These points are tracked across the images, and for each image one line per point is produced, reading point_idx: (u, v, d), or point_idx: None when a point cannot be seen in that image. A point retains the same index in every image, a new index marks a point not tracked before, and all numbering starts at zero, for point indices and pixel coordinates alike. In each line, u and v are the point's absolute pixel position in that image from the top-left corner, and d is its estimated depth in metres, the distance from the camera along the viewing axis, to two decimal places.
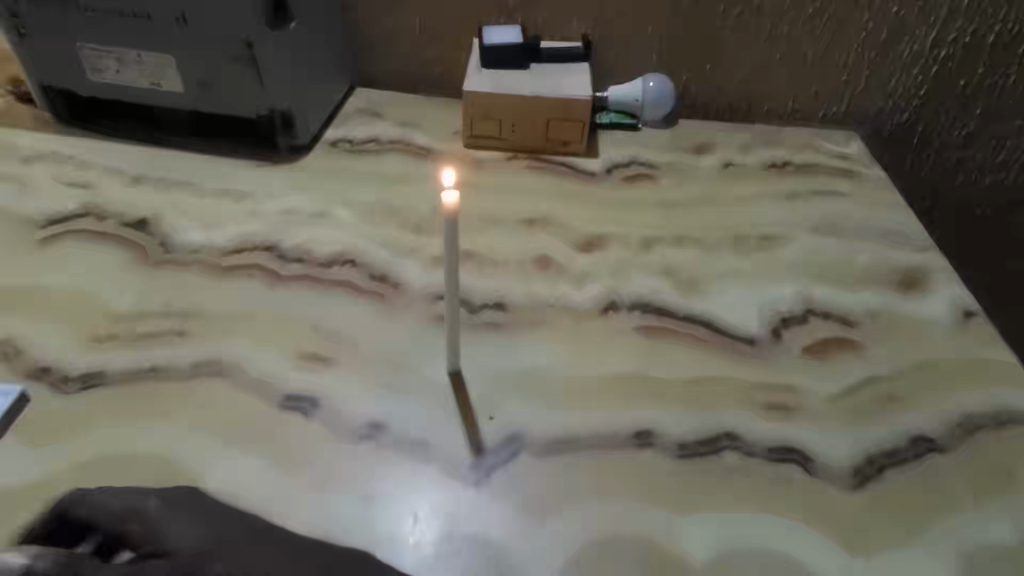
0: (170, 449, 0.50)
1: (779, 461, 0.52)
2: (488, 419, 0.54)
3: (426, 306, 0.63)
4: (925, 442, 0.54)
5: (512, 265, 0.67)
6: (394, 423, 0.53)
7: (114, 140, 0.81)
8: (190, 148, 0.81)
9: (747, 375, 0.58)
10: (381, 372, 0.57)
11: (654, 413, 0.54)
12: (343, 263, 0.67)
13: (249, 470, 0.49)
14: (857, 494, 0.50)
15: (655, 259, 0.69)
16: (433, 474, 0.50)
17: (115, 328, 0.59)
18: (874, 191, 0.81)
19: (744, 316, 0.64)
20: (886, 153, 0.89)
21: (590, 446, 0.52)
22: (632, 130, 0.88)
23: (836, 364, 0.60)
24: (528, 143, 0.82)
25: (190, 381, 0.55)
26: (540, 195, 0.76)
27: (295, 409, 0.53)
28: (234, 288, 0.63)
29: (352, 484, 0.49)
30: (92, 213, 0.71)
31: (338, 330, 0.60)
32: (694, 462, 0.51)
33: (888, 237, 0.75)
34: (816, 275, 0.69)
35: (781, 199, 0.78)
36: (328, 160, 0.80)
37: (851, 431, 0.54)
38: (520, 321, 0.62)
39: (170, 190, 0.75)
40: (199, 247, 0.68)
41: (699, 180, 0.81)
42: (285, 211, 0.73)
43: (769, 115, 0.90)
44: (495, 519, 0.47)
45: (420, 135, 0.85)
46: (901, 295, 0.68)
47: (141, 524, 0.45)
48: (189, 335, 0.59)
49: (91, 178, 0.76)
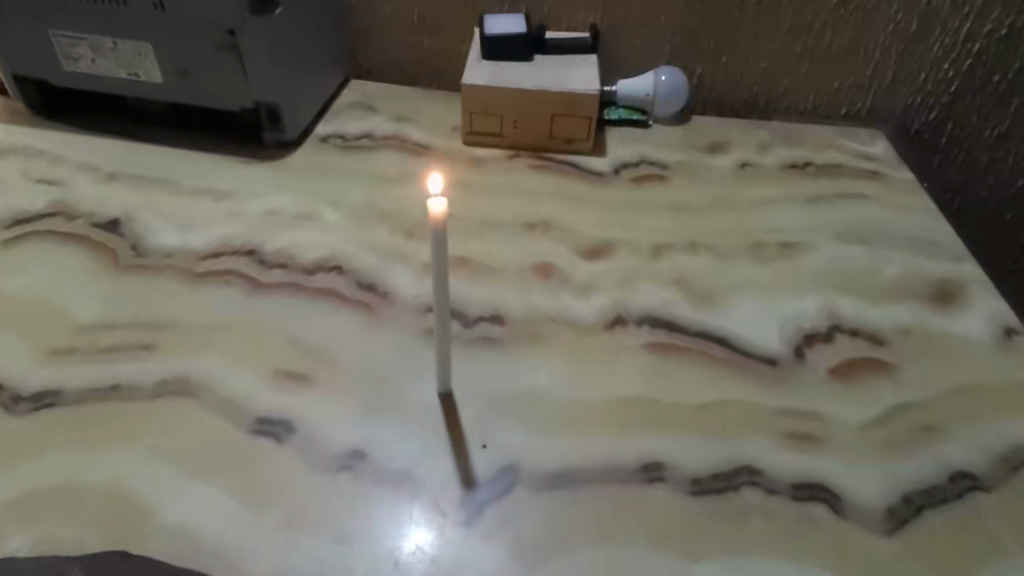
0: (126, 478, 0.45)
1: (803, 500, 0.46)
2: (480, 448, 0.48)
3: (416, 318, 0.57)
4: (967, 479, 0.48)
5: (510, 273, 0.62)
6: (374, 450, 0.48)
7: (91, 133, 0.76)
8: (170, 143, 0.76)
9: (767, 399, 0.52)
10: (364, 392, 0.51)
11: (665, 443, 0.49)
12: (327, 269, 0.61)
13: (215, 501, 0.45)
14: (891, 539, 0.45)
15: (666, 268, 0.64)
16: (415, 511, 0.45)
17: (76, 341, 0.54)
18: (904, 195, 0.75)
19: (763, 332, 0.58)
20: (912, 151, 0.81)
21: (593, 479, 0.47)
22: (642, 127, 0.82)
23: (864, 388, 0.54)
24: (530, 141, 0.77)
25: (154, 399, 0.50)
26: (542, 197, 0.71)
27: (267, 434, 0.48)
28: (209, 296, 0.58)
29: (326, 522, 0.44)
30: (60, 213, 0.66)
31: (318, 344, 0.55)
32: (709, 500, 0.46)
33: (919, 246, 0.69)
34: (842, 287, 0.63)
35: (802, 203, 0.73)
36: (317, 157, 0.75)
37: (884, 465, 0.49)
38: (518, 335, 0.56)
39: (147, 188, 0.70)
40: (174, 251, 0.63)
41: (713, 181, 0.75)
42: (268, 212, 0.68)
43: (790, 112, 0.84)
44: (484, 564, 0.42)
45: (415, 131, 0.80)
46: (934, 309, 0.62)
47: None
48: (156, 349, 0.54)
49: (63, 175, 0.71)
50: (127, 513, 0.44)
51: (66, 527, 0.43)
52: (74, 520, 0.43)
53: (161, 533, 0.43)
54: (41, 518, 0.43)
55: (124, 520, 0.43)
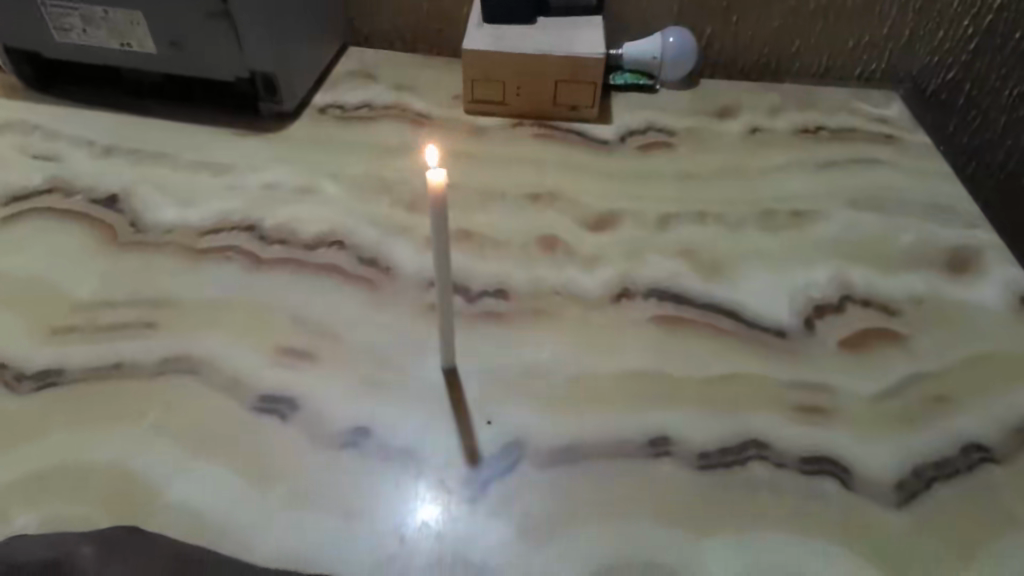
0: (130, 458, 0.45)
1: (812, 474, 0.46)
2: (485, 424, 0.48)
3: (418, 293, 0.57)
4: (979, 451, 0.47)
5: (514, 246, 0.61)
6: (378, 427, 0.48)
7: (85, 107, 0.75)
8: (166, 116, 0.74)
9: (776, 372, 0.52)
10: (367, 369, 0.51)
11: (674, 417, 0.49)
12: (328, 244, 0.60)
13: (219, 479, 0.45)
14: (901, 513, 0.44)
15: (674, 239, 0.62)
16: (420, 488, 0.45)
17: (76, 319, 0.54)
18: (919, 159, 0.73)
19: (772, 304, 0.57)
20: (927, 112, 0.78)
21: (597, 455, 0.46)
22: (648, 92, 0.80)
23: (875, 359, 0.53)
24: (533, 109, 0.75)
25: (156, 377, 0.50)
26: (547, 167, 0.69)
27: (271, 411, 0.48)
28: (209, 273, 0.58)
29: (332, 500, 0.44)
30: (58, 189, 0.65)
31: (320, 320, 0.54)
32: (717, 474, 0.46)
33: (934, 212, 0.67)
34: (853, 256, 0.62)
35: (814, 169, 0.71)
36: (316, 128, 0.74)
37: (895, 438, 0.48)
38: (522, 310, 0.56)
39: (144, 163, 0.69)
40: (173, 226, 0.62)
41: (722, 148, 0.73)
42: (267, 186, 0.66)
43: (802, 74, 0.82)
44: (490, 540, 0.42)
45: (415, 100, 0.78)
46: (948, 277, 0.60)
47: None
48: (158, 327, 0.53)
49: (59, 150, 0.70)
50: (133, 492, 0.44)
51: (73, 507, 0.43)
52: (81, 499, 0.43)
53: (167, 512, 0.43)
54: (48, 498, 0.43)
55: (131, 499, 0.43)
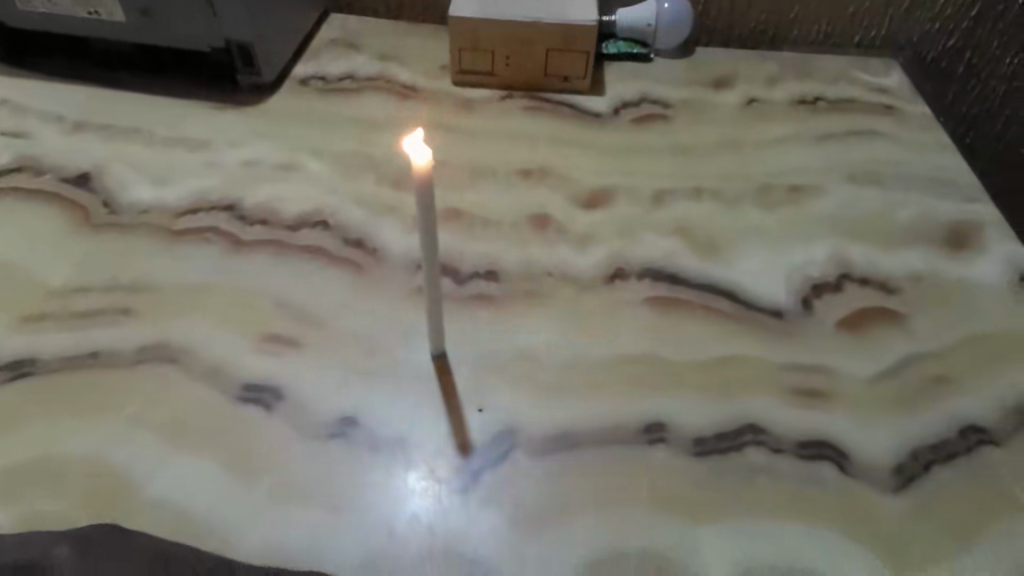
0: (107, 453, 0.44)
1: (810, 459, 0.45)
2: (477, 411, 0.47)
3: (406, 277, 0.55)
4: (977, 433, 0.47)
5: (505, 226, 0.59)
6: (366, 416, 0.46)
7: (54, 79, 0.71)
8: (140, 89, 0.71)
9: (773, 354, 0.51)
10: (356, 355, 0.49)
11: (669, 402, 0.47)
12: (312, 224, 0.58)
13: (203, 472, 0.43)
14: (899, 498, 0.44)
15: (669, 216, 0.60)
16: (410, 478, 0.43)
17: (49, 306, 0.52)
18: (921, 131, 0.71)
19: (769, 283, 0.56)
20: (926, 82, 0.75)
21: (592, 442, 0.45)
22: (642, 61, 0.77)
23: (873, 339, 0.52)
24: (524, 80, 0.72)
25: (135, 366, 0.48)
26: (537, 141, 0.67)
27: (254, 401, 0.47)
28: (187, 256, 0.56)
29: (319, 492, 0.43)
30: (27, 167, 0.62)
31: (305, 305, 0.52)
32: (714, 461, 0.45)
33: (934, 186, 0.65)
34: (852, 233, 0.60)
35: (813, 141, 0.69)
36: (296, 101, 0.70)
37: (893, 421, 0.47)
38: (513, 293, 0.54)
39: (116, 139, 0.66)
40: (149, 207, 0.59)
41: (718, 120, 0.71)
42: (246, 163, 0.64)
43: (800, 42, 0.79)
44: (482, 530, 0.41)
45: (400, 70, 0.75)
46: (948, 254, 0.59)
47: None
48: (135, 313, 0.51)
49: (27, 126, 0.66)
50: (113, 487, 0.42)
51: (49, 504, 0.41)
52: (58, 496, 0.42)
53: (149, 509, 0.42)
54: (25, 494, 0.42)
55: (110, 496, 0.42)
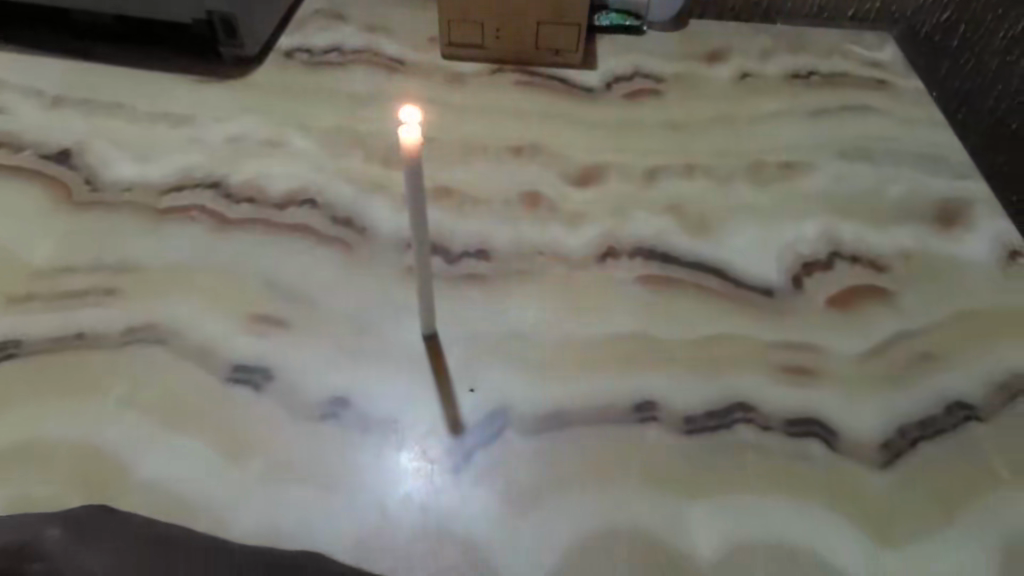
0: (95, 435, 0.43)
1: (798, 437, 0.45)
2: (468, 391, 0.47)
3: (396, 255, 0.54)
4: (963, 409, 0.47)
5: (496, 204, 0.58)
6: (358, 397, 0.46)
7: (31, 50, 0.69)
8: (119, 62, 0.69)
9: (764, 332, 0.51)
10: (346, 336, 0.49)
11: (661, 381, 0.48)
12: (299, 203, 0.57)
13: (192, 456, 0.43)
14: (886, 474, 0.44)
15: (661, 194, 0.60)
16: (402, 458, 0.44)
17: (34, 287, 0.51)
18: (914, 107, 0.70)
19: (761, 261, 0.56)
20: (920, 57, 0.75)
21: (583, 423, 0.46)
22: (635, 34, 0.76)
23: (862, 317, 0.52)
24: (514, 53, 0.71)
25: (122, 347, 0.48)
26: (528, 116, 0.66)
27: (244, 382, 0.46)
28: (173, 235, 0.55)
29: (310, 474, 0.43)
30: (5, 143, 0.61)
31: (294, 284, 0.52)
32: (705, 439, 0.45)
33: (926, 162, 0.65)
34: (843, 211, 0.60)
35: (807, 117, 0.68)
36: (282, 75, 0.69)
37: (880, 398, 0.48)
38: (505, 273, 0.54)
39: (97, 114, 0.64)
40: (133, 184, 0.58)
41: (710, 95, 0.70)
42: (232, 139, 0.62)
43: (794, 15, 0.78)
44: (474, 510, 0.42)
45: (389, 43, 0.73)
46: (939, 231, 0.59)
47: (43, 563, 0.37)
48: (121, 294, 0.51)
49: (4, 100, 0.65)
50: (103, 470, 0.42)
51: (39, 486, 0.41)
52: (47, 479, 0.41)
53: (140, 489, 0.42)
54: (13, 477, 0.42)
55: (100, 478, 0.42)
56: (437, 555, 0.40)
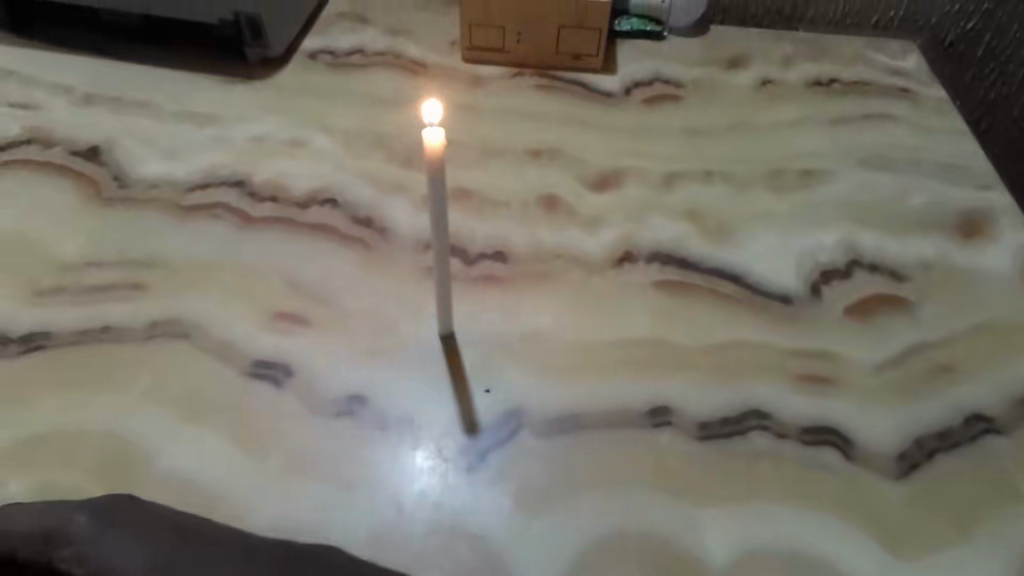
0: (120, 426, 0.44)
1: (814, 446, 0.45)
2: (484, 392, 0.47)
3: (415, 256, 0.55)
4: (982, 422, 0.47)
5: (514, 207, 0.59)
6: (375, 395, 0.47)
7: (62, 49, 0.71)
8: (148, 61, 0.70)
9: (780, 339, 0.51)
10: (363, 335, 0.50)
11: (677, 386, 0.48)
12: (320, 203, 0.58)
13: (212, 449, 0.44)
14: (902, 485, 0.44)
15: (679, 200, 0.60)
16: (417, 456, 0.44)
17: (62, 280, 0.52)
18: (937, 117, 0.70)
19: (778, 269, 0.55)
20: (945, 65, 0.74)
21: (597, 426, 0.46)
22: (655, 40, 0.76)
23: (881, 327, 0.52)
24: (534, 57, 0.72)
25: (146, 341, 0.49)
26: (548, 120, 0.67)
27: (265, 377, 0.47)
28: (196, 232, 0.56)
29: (327, 470, 0.43)
30: (36, 139, 0.62)
31: (315, 283, 0.53)
32: (719, 445, 0.45)
33: (947, 172, 0.65)
34: (863, 220, 0.60)
35: (828, 125, 0.68)
36: (305, 76, 0.70)
37: (898, 410, 0.47)
38: (521, 275, 0.54)
39: (125, 111, 0.65)
40: (159, 182, 0.59)
41: (730, 102, 0.70)
42: (255, 138, 0.64)
43: (817, 22, 0.78)
44: (487, 509, 0.42)
45: (411, 46, 0.74)
46: (960, 242, 0.59)
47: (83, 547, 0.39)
48: (146, 289, 0.52)
49: (36, 96, 0.66)
50: (126, 461, 0.43)
51: (64, 476, 0.42)
52: (73, 467, 0.43)
53: (162, 480, 0.42)
54: (40, 465, 0.43)
55: (124, 469, 0.43)
56: (451, 554, 0.40)
